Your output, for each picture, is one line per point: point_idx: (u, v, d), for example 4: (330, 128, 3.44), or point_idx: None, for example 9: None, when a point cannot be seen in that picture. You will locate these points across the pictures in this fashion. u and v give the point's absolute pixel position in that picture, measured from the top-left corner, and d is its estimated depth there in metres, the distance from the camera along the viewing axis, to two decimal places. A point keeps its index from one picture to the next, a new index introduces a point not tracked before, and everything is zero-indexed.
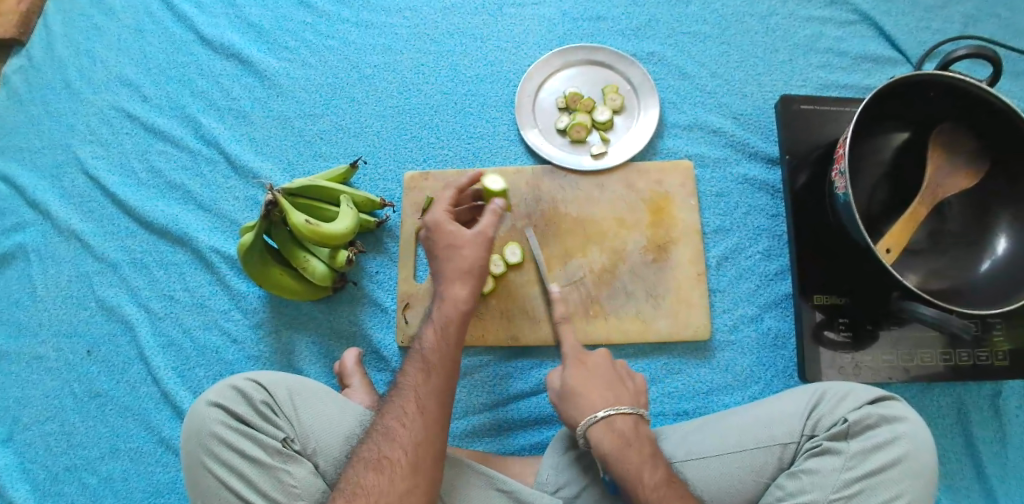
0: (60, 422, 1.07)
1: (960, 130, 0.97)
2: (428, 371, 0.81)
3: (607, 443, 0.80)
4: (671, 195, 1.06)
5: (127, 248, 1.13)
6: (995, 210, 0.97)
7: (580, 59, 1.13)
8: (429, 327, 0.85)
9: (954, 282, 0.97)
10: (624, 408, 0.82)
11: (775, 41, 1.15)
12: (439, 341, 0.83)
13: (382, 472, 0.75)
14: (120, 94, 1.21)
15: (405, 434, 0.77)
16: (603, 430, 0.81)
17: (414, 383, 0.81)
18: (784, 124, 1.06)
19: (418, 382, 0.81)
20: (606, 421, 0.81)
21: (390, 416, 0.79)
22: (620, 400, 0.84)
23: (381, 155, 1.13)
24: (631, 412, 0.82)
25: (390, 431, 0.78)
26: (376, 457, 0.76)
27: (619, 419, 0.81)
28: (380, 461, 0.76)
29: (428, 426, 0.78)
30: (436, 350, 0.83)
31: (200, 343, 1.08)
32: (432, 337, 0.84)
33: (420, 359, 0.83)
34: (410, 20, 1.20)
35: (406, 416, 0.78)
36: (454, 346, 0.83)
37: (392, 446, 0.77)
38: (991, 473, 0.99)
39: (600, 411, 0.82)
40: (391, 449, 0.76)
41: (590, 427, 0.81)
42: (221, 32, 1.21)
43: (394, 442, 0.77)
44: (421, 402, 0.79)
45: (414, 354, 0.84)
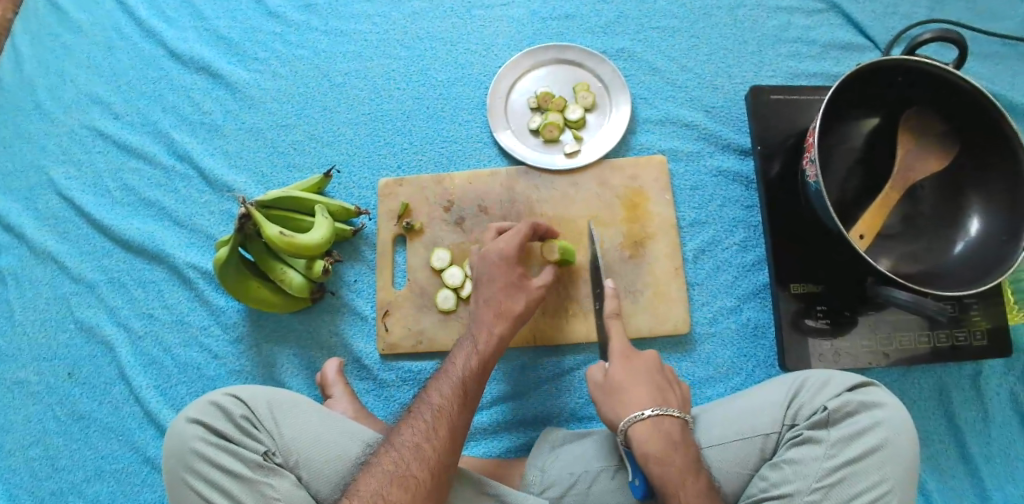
0: (43, 446, 1.06)
1: (928, 114, 0.98)
2: (460, 391, 0.85)
3: (651, 444, 0.79)
4: (646, 190, 1.06)
5: (104, 268, 1.13)
6: (967, 192, 0.97)
7: (550, 59, 1.13)
8: (465, 353, 0.89)
9: (929, 265, 0.97)
10: (671, 410, 0.81)
11: (743, 32, 1.15)
12: (471, 365, 0.88)
13: (408, 490, 0.75)
14: (91, 113, 1.20)
15: (433, 452, 0.78)
16: (647, 429, 0.80)
17: (446, 402, 0.83)
18: (754, 115, 1.06)
19: (449, 402, 0.83)
20: (653, 421, 0.80)
21: (418, 433, 0.80)
22: (666, 403, 0.83)
23: (355, 163, 1.13)
24: (678, 415, 0.82)
25: (419, 448, 0.79)
26: (400, 475, 0.76)
27: (667, 420, 0.81)
28: (406, 478, 0.76)
29: (452, 447, 0.80)
30: (468, 374, 0.87)
31: (182, 360, 1.07)
32: (470, 363, 0.88)
33: (452, 381, 0.86)
34: (379, 26, 1.20)
35: (436, 434, 0.80)
36: (481, 373, 0.88)
37: (419, 464, 0.77)
38: (975, 453, 1.00)
39: (646, 410, 0.81)
40: (418, 466, 0.77)
41: (633, 426, 0.80)
42: (189, 46, 1.21)
43: (423, 459, 0.78)
44: (451, 421, 0.81)
45: (444, 375, 0.87)
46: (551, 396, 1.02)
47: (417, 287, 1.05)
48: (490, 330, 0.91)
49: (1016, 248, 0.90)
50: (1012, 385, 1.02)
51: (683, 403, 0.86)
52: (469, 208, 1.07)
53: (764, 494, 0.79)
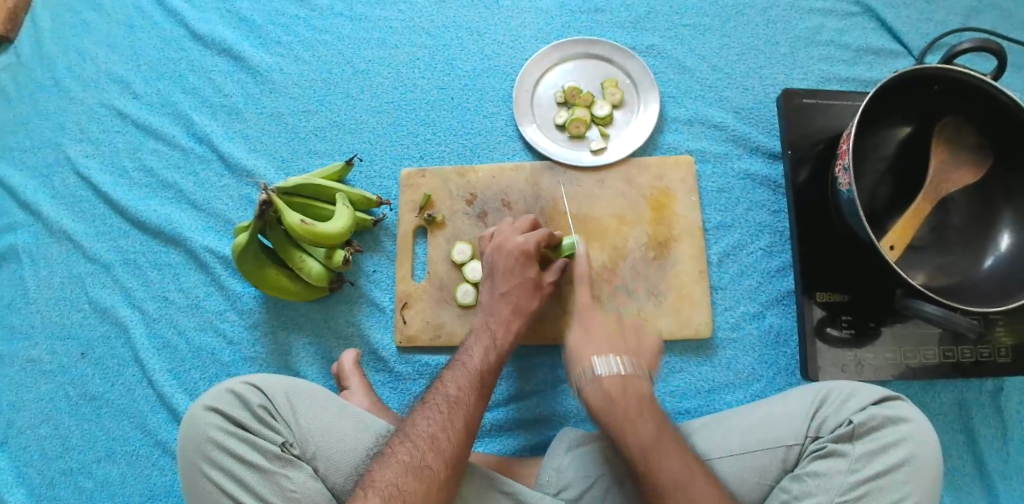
0: (55, 425, 1.06)
1: (963, 123, 0.96)
2: (476, 384, 0.83)
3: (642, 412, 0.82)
4: (671, 191, 1.05)
5: (119, 248, 1.11)
6: (998, 206, 0.96)
7: (578, 53, 1.11)
8: (476, 345, 0.88)
9: (958, 278, 0.96)
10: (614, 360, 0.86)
11: (776, 33, 1.13)
12: (487, 359, 0.86)
13: (423, 481, 0.73)
14: (110, 91, 1.18)
15: (449, 444, 0.77)
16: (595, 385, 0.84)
17: (462, 395, 0.81)
18: (785, 118, 1.05)
19: (465, 393, 0.81)
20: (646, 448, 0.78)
21: (434, 423, 0.78)
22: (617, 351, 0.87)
23: (377, 152, 1.11)
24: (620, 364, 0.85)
25: (434, 439, 0.77)
26: (415, 465, 0.74)
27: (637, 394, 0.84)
28: (421, 469, 0.74)
29: (467, 439, 0.78)
30: (485, 368, 0.85)
31: (196, 345, 1.06)
32: (481, 355, 0.87)
33: (468, 374, 0.84)
34: (405, 13, 1.17)
35: (452, 425, 0.78)
36: (496, 368, 0.87)
37: (434, 454, 0.75)
38: (992, 469, 0.99)
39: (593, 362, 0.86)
40: (433, 457, 0.75)
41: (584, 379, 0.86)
42: (211, 26, 1.19)
43: (439, 450, 0.76)
44: (466, 412, 0.80)
45: (460, 367, 0.85)
46: (566, 397, 1.01)
47: (437, 280, 1.04)
48: (504, 327, 0.90)
49: None
50: None
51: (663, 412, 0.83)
52: (492, 202, 1.05)
53: None
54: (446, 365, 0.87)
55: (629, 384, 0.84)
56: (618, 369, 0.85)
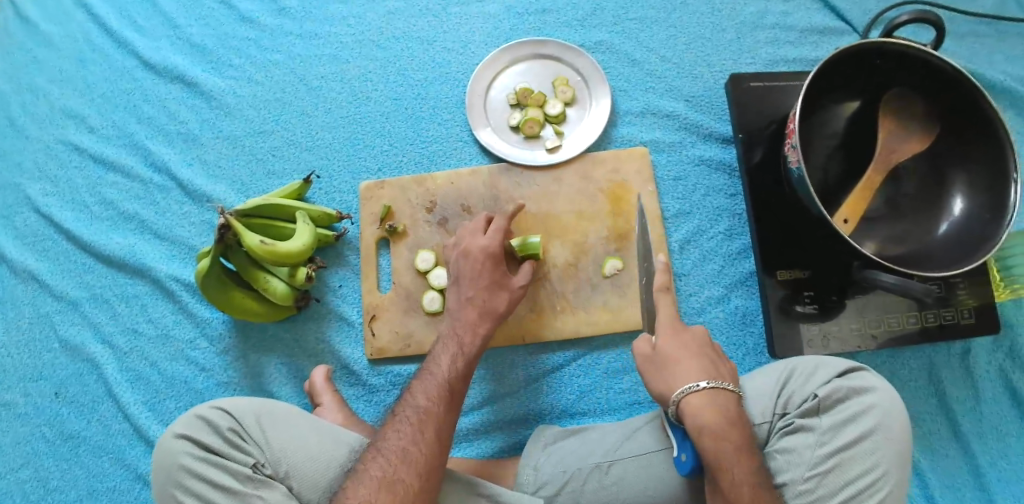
0: (34, 468, 1.05)
1: (910, 95, 0.98)
2: (448, 394, 0.83)
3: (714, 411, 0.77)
4: (629, 183, 1.05)
5: (85, 284, 1.11)
6: (949, 171, 0.97)
7: (528, 54, 1.12)
8: (444, 353, 0.88)
9: (913, 247, 0.97)
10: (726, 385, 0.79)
11: (721, 20, 1.15)
12: (456, 366, 0.86)
13: (397, 494, 0.74)
14: (67, 127, 1.18)
15: (421, 456, 0.77)
16: (703, 402, 0.77)
17: (432, 405, 0.81)
18: (734, 103, 1.06)
19: (434, 405, 0.81)
20: (709, 393, 0.78)
21: (404, 437, 0.78)
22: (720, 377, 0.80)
23: (335, 168, 1.12)
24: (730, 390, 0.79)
25: (406, 453, 0.77)
26: (388, 478, 0.75)
27: (722, 394, 0.78)
28: (393, 482, 0.75)
29: (441, 450, 0.79)
30: (455, 376, 0.85)
31: (169, 375, 1.06)
32: (448, 363, 0.86)
33: (437, 383, 0.84)
34: (355, 27, 1.18)
35: (423, 438, 0.78)
36: (466, 375, 0.87)
37: (406, 467, 0.76)
38: (967, 431, 1.01)
39: (701, 382, 0.78)
40: (405, 471, 0.76)
41: (689, 398, 0.78)
42: (163, 55, 1.19)
43: (411, 463, 0.76)
44: (437, 424, 0.80)
45: (428, 378, 0.85)
46: (540, 394, 1.01)
47: (402, 290, 1.04)
48: (471, 331, 0.90)
49: (1001, 224, 0.91)
50: (1001, 362, 1.03)
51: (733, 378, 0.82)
52: (452, 207, 1.06)
53: None
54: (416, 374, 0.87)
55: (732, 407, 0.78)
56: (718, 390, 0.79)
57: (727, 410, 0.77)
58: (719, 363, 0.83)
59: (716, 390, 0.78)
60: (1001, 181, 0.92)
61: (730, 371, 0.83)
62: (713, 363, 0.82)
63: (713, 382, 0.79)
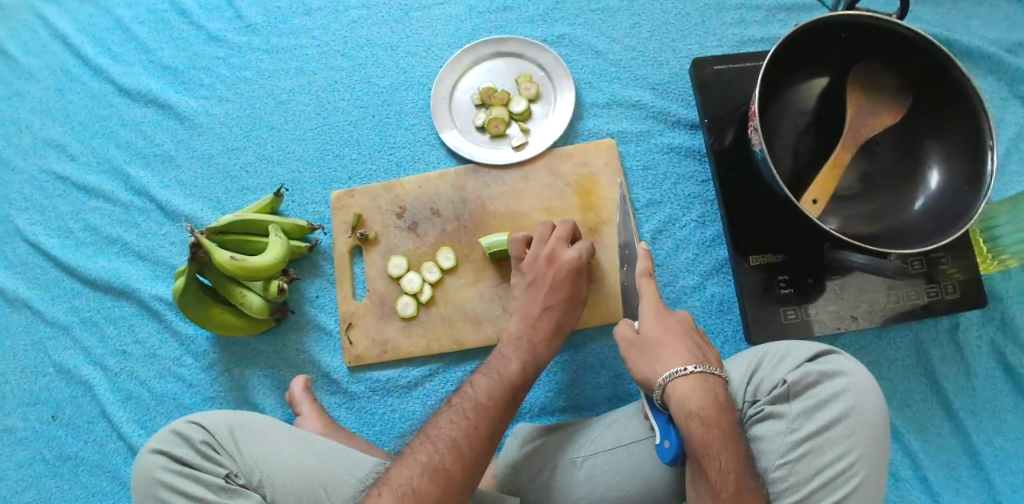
0: (36, 489, 1.09)
1: (880, 65, 0.95)
2: (506, 392, 0.84)
3: (698, 397, 0.75)
4: (597, 176, 1.04)
5: (74, 309, 1.14)
6: (924, 143, 0.95)
7: (490, 53, 1.12)
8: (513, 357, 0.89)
9: (889, 223, 0.95)
10: (713, 369, 0.78)
11: (684, 4, 1.13)
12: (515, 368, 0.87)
13: (438, 482, 0.72)
14: (49, 157, 1.21)
15: (469, 448, 0.76)
16: (689, 386, 0.76)
17: (489, 405, 0.81)
18: (699, 89, 1.04)
19: (492, 401, 0.82)
20: (696, 377, 0.77)
21: (456, 426, 0.78)
22: (708, 361, 0.80)
23: (307, 180, 1.13)
24: (718, 374, 0.78)
25: (455, 442, 0.76)
26: (430, 467, 0.74)
27: (710, 378, 0.77)
28: (438, 470, 0.73)
29: (488, 444, 0.78)
30: (516, 376, 0.86)
31: (158, 392, 1.09)
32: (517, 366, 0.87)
33: (498, 381, 0.85)
34: (320, 39, 1.19)
35: (475, 430, 0.78)
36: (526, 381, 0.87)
37: (454, 458, 0.75)
38: (959, 408, 0.98)
39: (688, 366, 0.78)
40: (452, 460, 0.74)
41: (675, 381, 0.77)
42: (137, 80, 1.22)
43: (460, 453, 0.75)
44: (489, 420, 0.79)
45: (492, 376, 0.86)
46: None
47: (377, 297, 1.05)
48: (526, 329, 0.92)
49: (978, 194, 0.88)
50: (992, 336, 1.00)
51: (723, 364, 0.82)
52: (422, 212, 1.06)
53: None
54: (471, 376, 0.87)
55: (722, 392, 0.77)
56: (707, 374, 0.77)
57: (716, 394, 0.76)
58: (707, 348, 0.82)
59: (704, 375, 0.77)
60: (977, 149, 0.89)
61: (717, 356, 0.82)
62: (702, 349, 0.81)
63: (700, 367, 0.78)
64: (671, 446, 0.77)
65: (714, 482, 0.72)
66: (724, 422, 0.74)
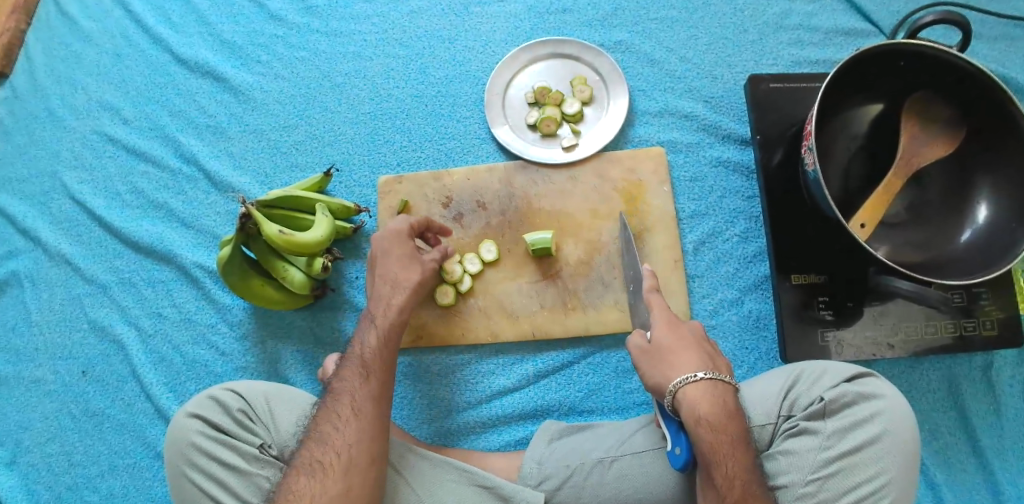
0: (60, 442, 1.10)
1: (934, 97, 0.96)
2: (371, 385, 0.81)
3: (708, 404, 0.75)
4: (644, 183, 1.05)
5: (115, 269, 1.16)
6: (973, 177, 0.95)
7: (547, 53, 1.13)
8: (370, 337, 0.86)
9: (935, 253, 0.95)
10: (721, 377, 0.78)
11: (743, 21, 1.14)
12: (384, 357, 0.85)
13: (332, 490, 0.74)
14: (102, 119, 1.23)
15: (354, 452, 0.76)
16: (698, 392, 0.76)
17: (357, 396, 0.80)
18: (752, 105, 1.05)
19: (360, 398, 0.80)
20: (706, 384, 0.76)
21: (338, 433, 0.77)
22: (716, 369, 0.79)
23: (355, 162, 1.14)
24: (727, 383, 0.78)
25: (343, 449, 0.76)
26: (319, 468, 0.75)
27: (719, 385, 0.77)
28: (330, 479, 0.74)
29: (370, 444, 0.78)
30: (379, 367, 0.84)
31: (190, 358, 1.10)
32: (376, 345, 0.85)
33: (364, 375, 0.82)
34: (379, 26, 1.21)
35: (352, 435, 0.77)
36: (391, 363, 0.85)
37: (340, 465, 0.75)
38: (986, 446, 0.98)
39: (697, 372, 0.77)
40: (339, 467, 0.75)
41: (685, 388, 0.76)
42: (194, 50, 1.23)
43: (346, 459, 0.76)
44: (364, 420, 0.79)
45: (355, 367, 0.83)
46: (551, 391, 1.02)
47: None
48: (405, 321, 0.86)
49: None
50: None
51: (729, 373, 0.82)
52: (467, 203, 1.07)
53: None
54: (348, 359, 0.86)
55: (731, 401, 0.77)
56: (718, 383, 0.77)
57: (724, 403, 0.76)
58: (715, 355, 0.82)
59: (715, 380, 0.77)
60: None
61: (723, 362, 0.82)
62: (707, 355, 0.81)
63: (709, 374, 0.77)
64: (682, 453, 0.78)
65: (719, 488, 0.72)
66: (731, 431, 0.75)
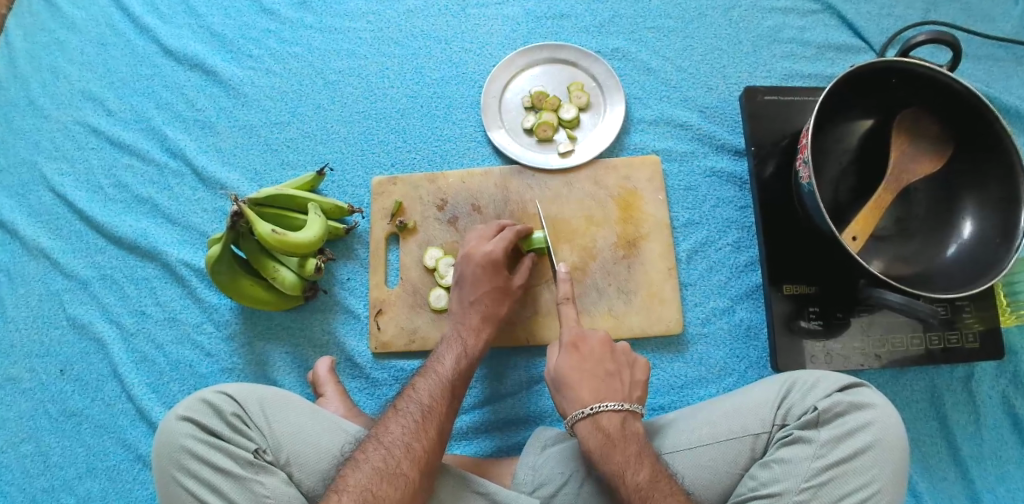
0: (36, 442, 1.06)
1: (923, 114, 0.98)
2: (448, 393, 0.85)
3: (592, 437, 0.82)
4: (639, 190, 1.06)
5: (97, 264, 1.13)
6: (959, 194, 0.97)
7: (544, 58, 1.13)
8: (447, 352, 0.91)
9: (921, 267, 0.98)
10: (612, 405, 0.83)
11: (739, 33, 1.15)
12: (457, 367, 0.89)
13: (397, 487, 0.75)
14: (84, 109, 1.20)
15: (423, 452, 0.79)
16: (587, 426, 0.82)
17: (435, 404, 0.83)
18: (748, 116, 1.06)
19: (438, 402, 0.84)
20: (592, 419, 0.83)
21: (408, 432, 0.80)
22: (608, 396, 0.84)
23: (349, 161, 1.13)
24: (619, 410, 0.83)
25: (410, 447, 0.78)
26: (389, 471, 0.76)
27: (605, 416, 0.83)
28: (395, 476, 0.76)
29: (438, 447, 0.81)
30: (455, 375, 0.88)
31: (174, 358, 1.07)
32: (453, 361, 0.89)
33: (439, 382, 0.86)
34: (375, 24, 1.19)
35: (424, 434, 0.80)
36: (465, 376, 0.89)
37: (409, 462, 0.77)
38: (966, 454, 1.00)
39: (587, 407, 0.83)
40: (408, 465, 0.77)
41: (577, 423, 0.83)
42: (183, 42, 1.21)
43: (414, 459, 0.78)
44: (440, 423, 0.82)
45: (430, 375, 0.87)
46: (541, 397, 1.02)
47: (410, 286, 1.05)
48: (474, 336, 0.93)
49: (1010, 249, 0.91)
50: (1003, 388, 1.03)
51: (634, 388, 0.87)
52: (463, 207, 1.07)
53: (754, 493, 0.79)
54: (416, 372, 0.89)
55: (628, 426, 0.83)
56: (619, 411, 0.83)
57: (614, 430, 0.82)
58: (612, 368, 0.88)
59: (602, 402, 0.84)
60: (1011, 204, 0.92)
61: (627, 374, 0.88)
62: (601, 373, 0.86)
63: (596, 406, 0.83)
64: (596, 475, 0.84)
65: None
66: (627, 452, 0.80)
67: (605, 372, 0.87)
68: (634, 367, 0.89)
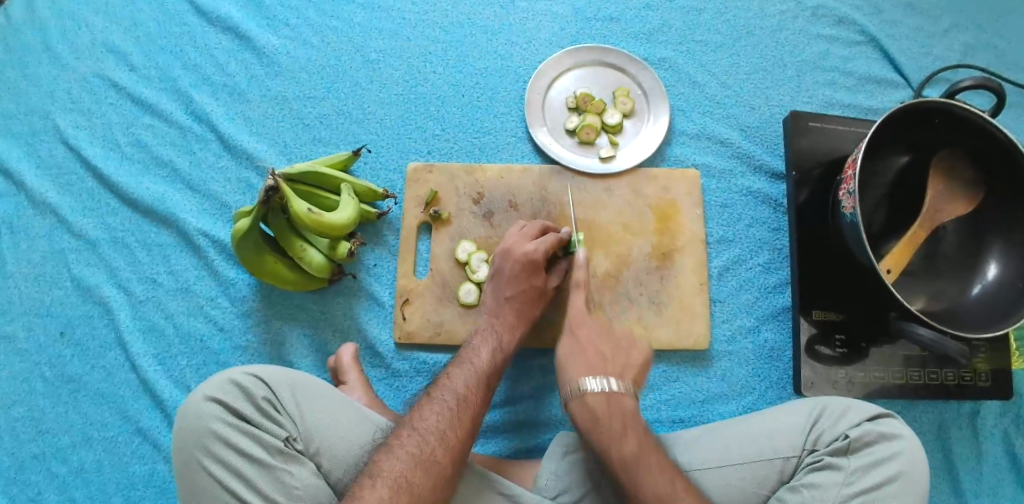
0: (28, 406, 1.01)
1: (960, 157, 1.00)
2: (482, 383, 0.84)
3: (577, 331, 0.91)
4: (677, 202, 1.06)
5: (108, 225, 1.07)
6: (986, 239, 1.00)
7: (592, 61, 1.12)
8: (482, 343, 0.89)
9: (945, 305, 1.00)
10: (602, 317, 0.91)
11: (784, 56, 1.16)
12: (493, 360, 0.87)
13: (430, 474, 0.74)
14: (105, 61, 1.14)
15: (456, 441, 0.77)
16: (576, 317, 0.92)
17: (470, 393, 0.82)
18: (790, 140, 1.07)
19: (472, 392, 0.82)
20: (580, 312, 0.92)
21: (442, 419, 0.78)
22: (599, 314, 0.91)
23: (384, 144, 1.10)
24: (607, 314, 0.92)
25: (444, 435, 0.77)
26: (423, 458, 0.75)
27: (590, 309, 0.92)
28: (430, 463, 0.75)
29: (471, 437, 0.79)
30: (490, 368, 0.86)
31: (185, 330, 1.03)
32: (487, 354, 0.88)
33: (475, 372, 0.85)
34: (420, 6, 1.16)
35: (459, 423, 0.78)
36: (499, 369, 0.88)
37: (443, 451, 0.76)
38: (967, 488, 1.03)
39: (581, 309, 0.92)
40: (442, 453, 0.76)
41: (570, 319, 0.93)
42: (218, 3, 1.16)
43: (448, 447, 0.76)
44: (474, 412, 0.80)
45: (465, 365, 0.85)
46: (561, 401, 1.01)
47: (439, 278, 1.03)
48: (509, 332, 0.91)
49: None
50: (1006, 427, 1.06)
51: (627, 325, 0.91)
52: (499, 203, 1.05)
53: None
54: (450, 360, 0.88)
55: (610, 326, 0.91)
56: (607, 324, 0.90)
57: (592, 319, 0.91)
58: (611, 358, 0.87)
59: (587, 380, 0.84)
60: None
61: (627, 364, 0.88)
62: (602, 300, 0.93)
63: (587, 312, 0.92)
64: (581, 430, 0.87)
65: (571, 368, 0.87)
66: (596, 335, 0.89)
67: (626, 388, 0.85)
68: (633, 352, 0.89)
